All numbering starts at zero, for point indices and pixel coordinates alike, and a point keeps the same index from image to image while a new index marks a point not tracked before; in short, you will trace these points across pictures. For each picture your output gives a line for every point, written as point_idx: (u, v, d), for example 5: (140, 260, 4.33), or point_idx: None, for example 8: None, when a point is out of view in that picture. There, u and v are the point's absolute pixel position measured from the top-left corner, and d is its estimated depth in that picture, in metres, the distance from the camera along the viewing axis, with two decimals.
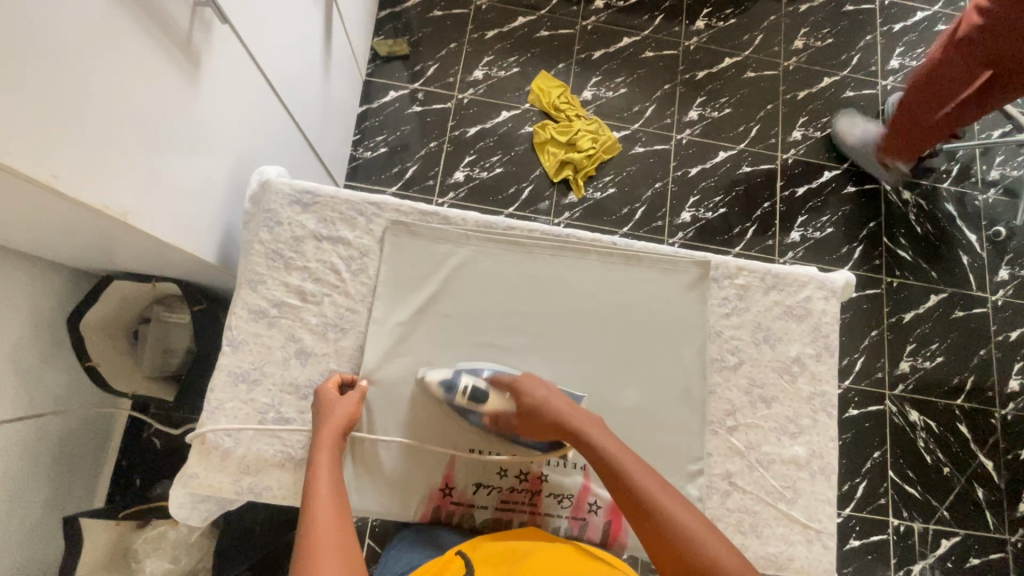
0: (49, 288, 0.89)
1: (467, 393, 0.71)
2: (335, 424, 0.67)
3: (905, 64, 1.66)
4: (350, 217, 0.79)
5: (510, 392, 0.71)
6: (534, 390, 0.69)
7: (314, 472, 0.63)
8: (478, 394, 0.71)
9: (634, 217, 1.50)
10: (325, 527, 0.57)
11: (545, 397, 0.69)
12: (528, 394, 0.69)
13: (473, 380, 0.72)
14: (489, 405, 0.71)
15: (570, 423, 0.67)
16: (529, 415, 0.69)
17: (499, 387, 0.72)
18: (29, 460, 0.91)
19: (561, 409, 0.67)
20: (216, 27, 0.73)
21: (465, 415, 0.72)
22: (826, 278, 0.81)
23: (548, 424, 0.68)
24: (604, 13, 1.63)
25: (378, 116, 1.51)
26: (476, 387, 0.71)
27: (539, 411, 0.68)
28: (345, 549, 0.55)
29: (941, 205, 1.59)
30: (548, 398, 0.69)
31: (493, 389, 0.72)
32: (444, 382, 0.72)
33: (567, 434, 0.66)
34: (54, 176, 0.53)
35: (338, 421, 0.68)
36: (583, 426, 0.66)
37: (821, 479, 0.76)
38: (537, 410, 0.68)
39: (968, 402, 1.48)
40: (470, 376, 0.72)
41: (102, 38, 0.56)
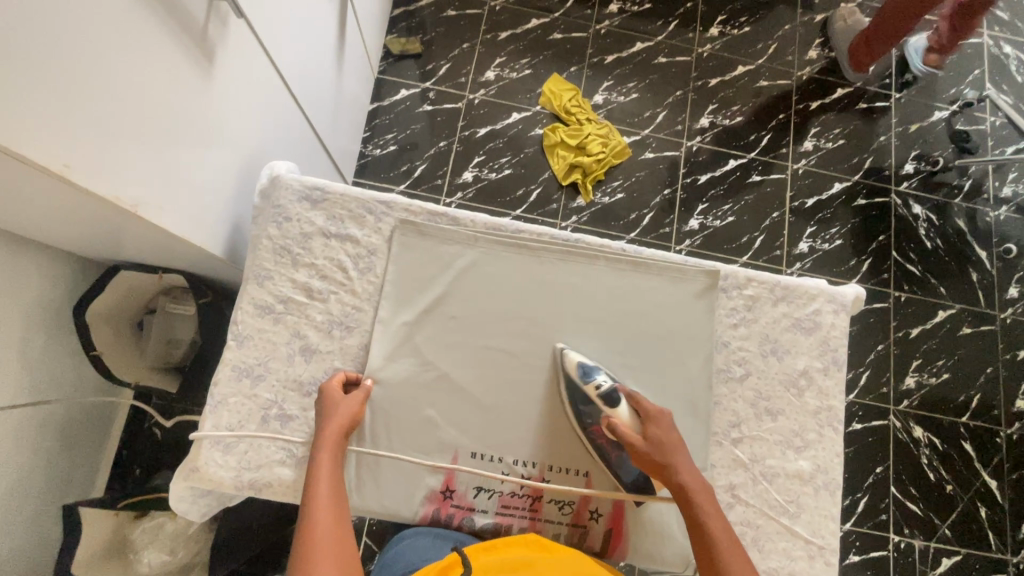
0: (55, 276, 0.89)
1: (603, 392, 0.72)
2: (340, 424, 0.67)
3: (920, 78, 1.65)
4: (359, 215, 0.79)
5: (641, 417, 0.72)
6: (666, 429, 0.70)
7: (314, 471, 0.63)
8: (612, 398, 0.72)
9: (642, 223, 1.49)
10: (324, 527, 0.56)
11: (673, 440, 0.70)
12: (661, 428, 0.70)
13: (610, 383, 0.73)
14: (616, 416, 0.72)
15: (686, 473, 0.67)
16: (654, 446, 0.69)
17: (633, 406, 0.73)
18: (30, 447, 0.91)
19: (682, 462, 0.68)
20: (231, 21, 0.72)
21: (580, 407, 0.74)
22: (836, 291, 0.80)
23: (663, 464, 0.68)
24: (618, 18, 1.62)
25: (389, 114, 1.51)
26: (612, 391, 0.72)
27: (664, 446, 0.69)
28: (342, 553, 0.55)
29: (952, 220, 1.58)
30: (675, 441, 0.70)
31: (626, 403, 0.73)
32: (584, 367, 0.74)
33: (678, 483, 0.66)
34: (67, 166, 0.53)
35: (342, 422, 0.67)
36: (697, 485, 0.67)
37: (826, 495, 0.75)
38: (661, 445, 0.69)
39: (973, 420, 1.47)
40: (607, 378, 0.74)
41: (119, 30, 0.56)
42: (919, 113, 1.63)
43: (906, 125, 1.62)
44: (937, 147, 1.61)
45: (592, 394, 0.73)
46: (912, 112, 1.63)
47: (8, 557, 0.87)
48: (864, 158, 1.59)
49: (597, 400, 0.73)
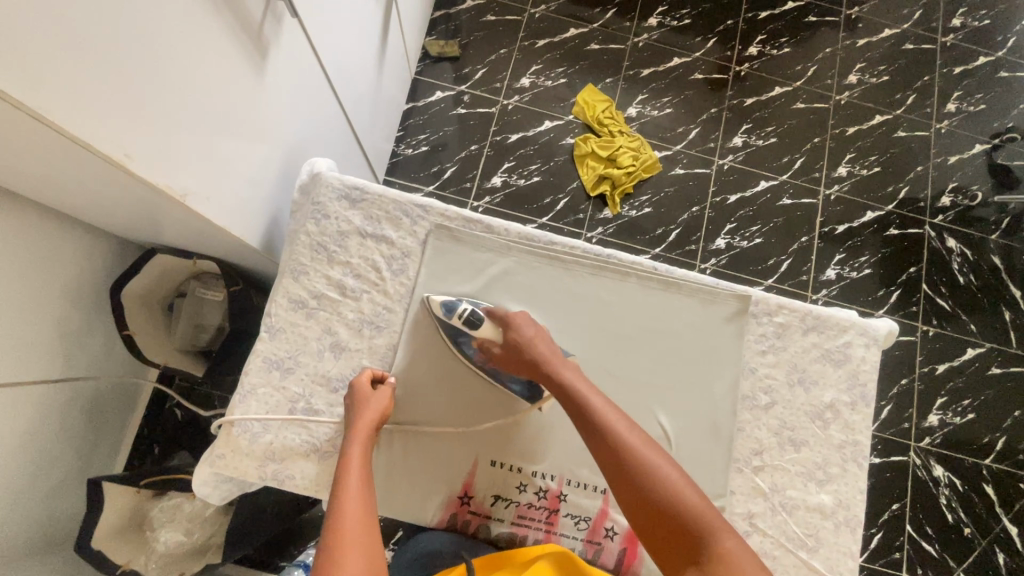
0: (94, 255, 0.92)
1: (466, 316, 0.75)
2: (370, 417, 0.68)
3: (963, 109, 1.62)
4: (396, 217, 0.80)
5: (502, 326, 0.75)
6: (522, 327, 0.73)
7: (346, 462, 0.64)
8: (475, 319, 0.74)
9: (668, 238, 1.49)
10: (351, 519, 0.57)
11: (532, 337, 0.72)
12: (516, 329, 0.73)
13: (473, 307, 0.76)
14: (482, 332, 0.74)
15: (555, 365, 0.69)
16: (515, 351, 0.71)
17: (494, 319, 0.75)
18: (61, 419, 0.94)
19: (543, 350, 0.70)
20: (285, 21, 0.74)
21: (458, 339, 0.75)
22: (869, 325, 0.79)
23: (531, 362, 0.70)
24: (657, 32, 1.62)
25: (423, 115, 1.52)
26: (473, 313, 0.75)
27: (523, 347, 0.71)
28: (371, 545, 0.55)
29: (988, 256, 1.54)
30: (533, 337, 0.72)
31: (487, 319, 0.75)
32: (445, 302, 0.75)
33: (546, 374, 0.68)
34: (127, 156, 0.56)
35: (373, 416, 0.68)
36: (568, 372, 0.68)
37: (846, 532, 0.74)
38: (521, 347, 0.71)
39: (997, 464, 1.43)
40: (469, 303, 0.76)
41: (185, 30, 0.59)
42: (959, 145, 1.60)
43: (945, 156, 1.59)
44: (976, 181, 1.58)
45: (456, 324, 0.75)
46: (952, 143, 1.60)
47: (36, 524, 0.89)
48: (899, 187, 1.57)
49: (462, 327, 0.75)
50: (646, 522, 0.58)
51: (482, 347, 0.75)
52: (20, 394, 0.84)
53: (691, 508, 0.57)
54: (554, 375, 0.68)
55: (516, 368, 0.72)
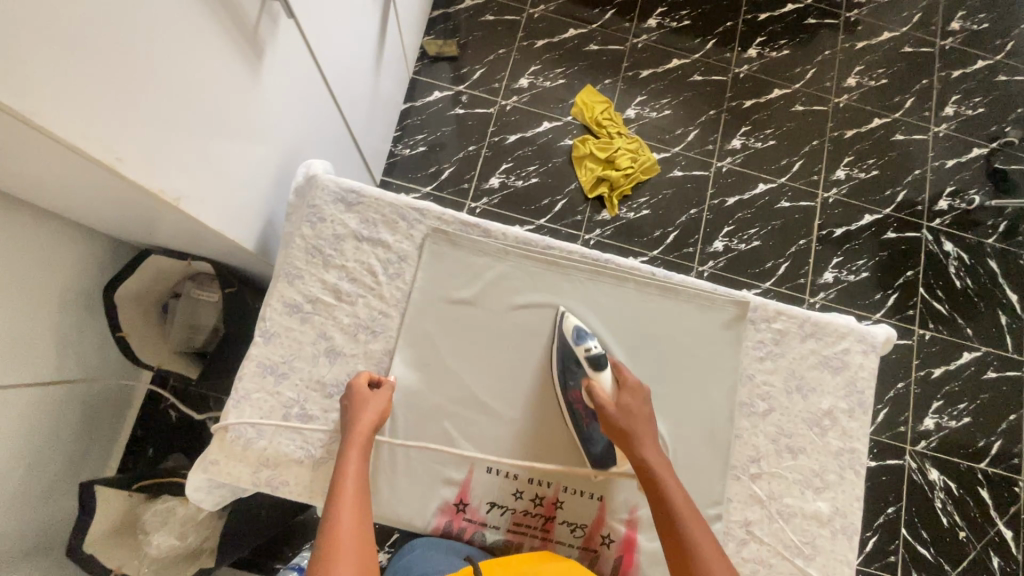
0: (87, 257, 0.91)
1: (592, 355, 0.72)
2: (370, 416, 0.68)
3: (961, 112, 1.62)
4: (392, 221, 0.79)
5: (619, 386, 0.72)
6: (640, 402, 0.71)
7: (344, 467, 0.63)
8: (600, 360, 0.72)
9: (666, 241, 1.48)
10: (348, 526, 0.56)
11: (640, 411, 0.70)
12: (634, 399, 0.70)
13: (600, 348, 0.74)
14: (598, 379, 0.72)
15: (647, 452, 0.67)
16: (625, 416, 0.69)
17: (617, 374, 0.73)
18: (54, 422, 0.93)
19: (645, 431, 0.69)
20: (281, 21, 0.73)
21: (575, 368, 0.74)
22: (867, 331, 0.79)
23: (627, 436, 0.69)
24: (656, 33, 1.61)
25: (420, 115, 1.52)
26: (602, 355, 0.72)
27: (627, 418, 0.69)
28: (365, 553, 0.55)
29: (984, 260, 1.54)
30: (641, 411, 0.70)
31: (610, 370, 0.73)
32: (577, 330, 0.74)
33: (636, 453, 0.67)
34: (119, 159, 0.55)
35: (373, 416, 0.68)
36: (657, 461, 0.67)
37: (842, 539, 0.74)
38: (632, 417, 0.69)
39: (992, 467, 1.43)
40: (599, 342, 0.74)
41: (179, 31, 0.58)
42: (957, 149, 1.60)
43: (943, 160, 1.59)
44: (974, 185, 1.58)
45: (580, 356, 0.73)
46: (950, 147, 1.60)
47: (28, 527, 0.89)
48: (897, 191, 1.57)
49: (585, 361, 0.72)
50: None
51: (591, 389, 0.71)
52: (12, 396, 0.83)
53: None
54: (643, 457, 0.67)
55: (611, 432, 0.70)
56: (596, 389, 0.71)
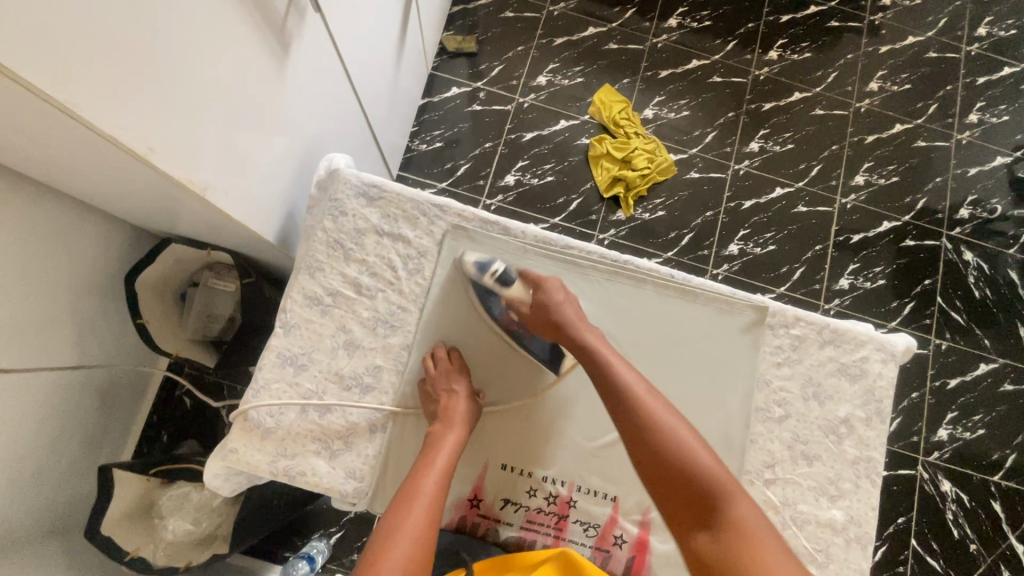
0: (110, 243, 0.93)
1: (498, 276, 0.74)
2: (461, 414, 0.70)
3: (985, 120, 1.59)
4: (413, 217, 0.79)
5: (533, 288, 0.74)
6: (552, 291, 0.73)
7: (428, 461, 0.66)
8: (507, 278, 0.73)
9: (681, 242, 1.48)
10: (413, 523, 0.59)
11: (561, 300, 0.72)
12: (546, 291, 0.72)
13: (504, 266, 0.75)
14: (512, 293, 0.73)
15: (576, 328, 0.70)
16: (542, 310, 0.72)
17: (525, 279, 0.74)
18: (73, 405, 0.94)
19: (570, 313, 0.71)
20: (308, 14, 0.74)
21: (488, 299, 0.76)
22: (887, 340, 0.78)
23: (556, 322, 0.71)
24: (676, 33, 1.60)
25: (438, 110, 1.52)
26: (506, 272, 0.74)
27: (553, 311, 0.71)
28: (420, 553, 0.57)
29: (1004, 270, 1.52)
30: (563, 301, 0.72)
31: (519, 279, 0.74)
32: (478, 263, 0.75)
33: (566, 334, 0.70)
34: (150, 149, 0.56)
35: (464, 415, 0.70)
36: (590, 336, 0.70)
37: (857, 548, 0.73)
38: (549, 307, 0.71)
39: (1006, 480, 1.41)
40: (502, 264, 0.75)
41: (209, 19, 0.58)
42: (980, 156, 1.58)
43: (965, 168, 1.57)
44: (996, 194, 1.56)
45: (489, 283, 0.74)
46: (973, 155, 1.58)
47: (48, 507, 0.91)
48: (917, 198, 1.54)
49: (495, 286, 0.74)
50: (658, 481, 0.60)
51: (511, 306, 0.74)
52: (31, 380, 0.84)
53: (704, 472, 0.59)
54: (575, 336, 0.69)
55: (541, 329, 0.72)
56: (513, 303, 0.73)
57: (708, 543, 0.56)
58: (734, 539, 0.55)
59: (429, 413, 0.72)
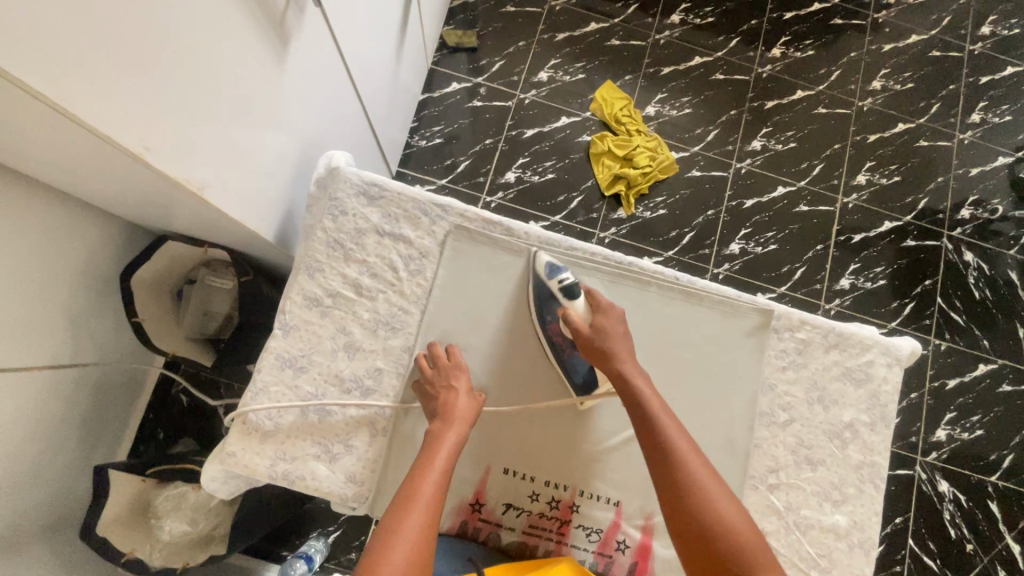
0: (105, 240, 0.91)
1: (564, 286, 0.74)
2: (463, 411, 0.69)
3: (987, 120, 1.59)
4: (414, 216, 0.78)
5: (594, 310, 0.73)
6: (613, 323, 0.72)
7: (429, 459, 0.64)
8: (572, 291, 0.74)
9: (682, 241, 1.47)
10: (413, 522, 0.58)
11: (618, 334, 0.71)
12: (604, 322, 0.72)
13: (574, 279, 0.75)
14: (573, 306, 0.73)
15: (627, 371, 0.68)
16: (597, 342, 0.70)
17: (589, 299, 0.74)
18: (67, 404, 0.93)
19: (623, 355, 0.70)
20: (308, 9, 0.72)
21: (550, 302, 0.75)
22: (892, 344, 0.78)
23: (608, 359, 0.69)
24: (679, 29, 1.59)
25: (438, 106, 1.50)
26: (573, 285, 0.74)
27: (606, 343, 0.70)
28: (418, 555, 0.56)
29: (1004, 271, 1.52)
30: (617, 336, 0.71)
31: (585, 297, 0.74)
32: (550, 265, 0.75)
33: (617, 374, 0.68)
34: (147, 149, 0.55)
35: (464, 413, 0.69)
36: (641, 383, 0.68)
37: (859, 554, 0.73)
38: (606, 342, 0.70)
39: (1003, 481, 1.42)
40: (571, 274, 0.75)
41: (210, 16, 0.57)
42: (981, 157, 1.57)
43: (967, 168, 1.57)
44: (997, 195, 1.55)
45: (554, 289, 0.74)
46: (975, 155, 1.57)
47: (41, 508, 0.89)
48: (918, 198, 1.54)
49: (558, 293, 0.74)
50: (693, 545, 0.59)
51: (566, 318, 0.73)
52: (23, 379, 0.82)
53: (741, 544, 0.58)
54: (626, 379, 0.68)
55: (592, 359, 0.71)
56: (570, 316, 0.72)
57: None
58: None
59: (428, 411, 0.70)
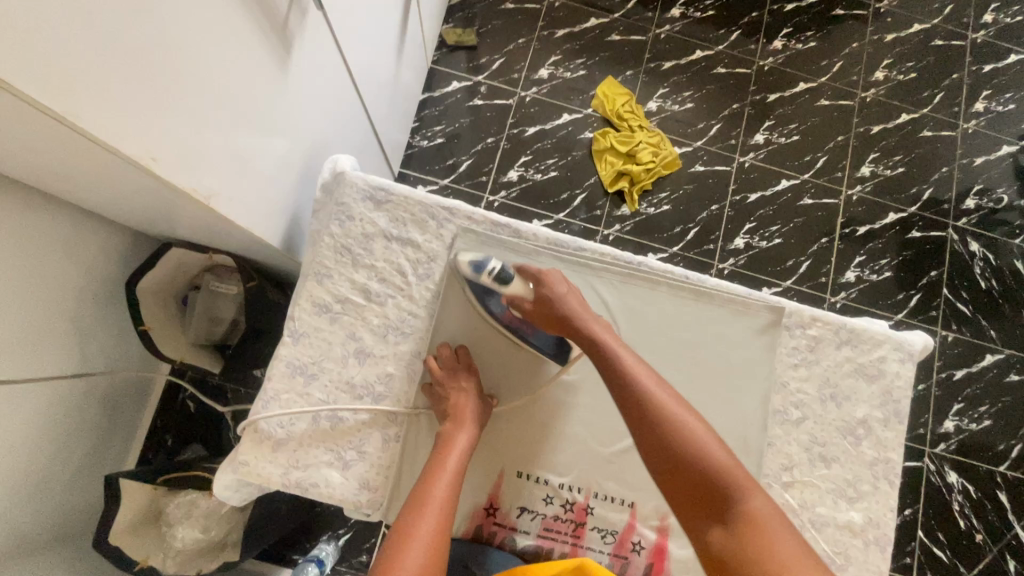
0: (110, 250, 0.90)
1: (496, 274, 0.72)
2: (472, 412, 0.69)
3: (991, 109, 1.58)
4: (422, 220, 0.78)
5: (534, 283, 0.72)
6: (555, 283, 0.71)
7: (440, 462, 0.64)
8: (505, 276, 0.72)
9: (686, 237, 1.46)
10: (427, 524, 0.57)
11: (564, 293, 0.71)
12: (548, 285, 0.71)
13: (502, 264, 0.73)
14: (512, 289, 0.72)
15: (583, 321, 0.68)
16: (546, 304, 0.70)
17: (524, 275, 0.73)
18: (76, 414, 0.93)
19: (575, 306, 0.70)
20: (310, 13, 0.72)
21: (487, 297, 0.75)
22: (904, 339, 0.77)
23: (560, 315, 0.69)
24: (679, 23, 1.57)
25: (439, 105, 1.49)
26: (503, 270, 0.72)
27: (558, 304, 0.69)
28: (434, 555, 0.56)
29: (1010, 261, 1.51)
30: (566, 295, 0.71)
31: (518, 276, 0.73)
32: (473, 262, 0.73)
33: (572, 326, 0.68)
34: (153, 159, 0.54)
35: (475, 414, 0.69)
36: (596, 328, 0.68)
37: (875, 550, 0.73)
38: (554, 301, 0.70)
39: (1011, 471, 1.42)
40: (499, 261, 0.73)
41: (213, 22, 0.56)
42: (986, 146, 1.56)
43: (971, 157, 1.56)
44: (1002, 184, 1.55)
45: (487, 282, 0.72)
46: (979, 143, 1.56)
47: (53, 519, 0.89)
48: (923, 189, 1.53)
49: (493, 284, 0.72)
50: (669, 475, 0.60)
51: (512, 303, 0.73)
52: (32, 390, 0.82)
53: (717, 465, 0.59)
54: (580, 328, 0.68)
55: (544, 321, 0.71)
56: (514, 299, 0.72)
57: (723, 534, 0.55)
58: (749, 534, 0.54)
59: (438, 414, 0.71)
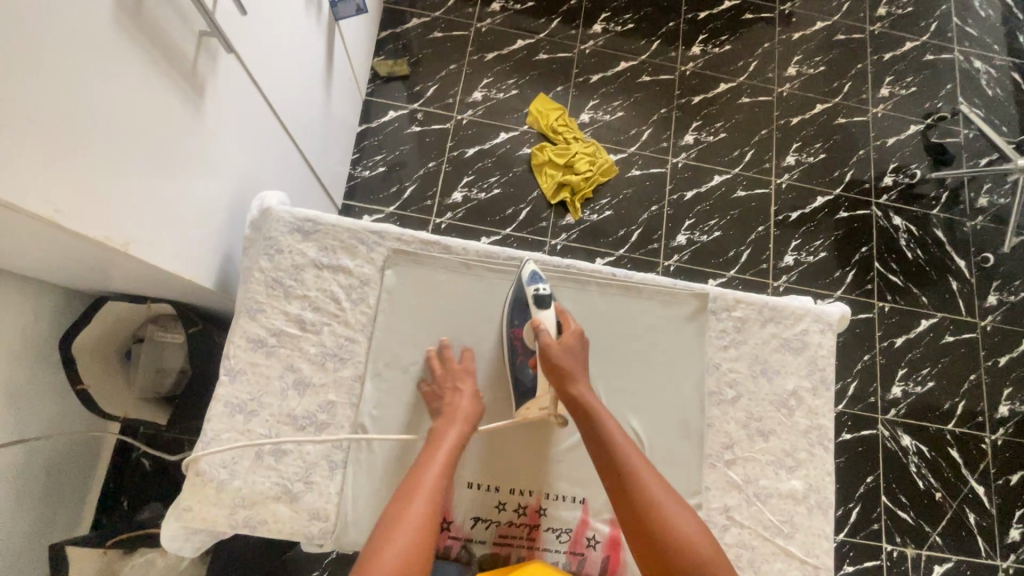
0: (42, 309, 0.88)
1: (539, 295, 0.73)
2: (464, 411, 0.71)
3: (895, 93, 1.70)
4: (351, 246, 0.79)
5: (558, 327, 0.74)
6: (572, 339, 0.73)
7: (429, 458, 0.66)
8: (544, 301, 0.73)
9: (631, 239, 1.51)
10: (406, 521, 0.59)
11: (574, 351, 0.72)
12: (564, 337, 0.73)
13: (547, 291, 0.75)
14: (542, 317, 0.73)
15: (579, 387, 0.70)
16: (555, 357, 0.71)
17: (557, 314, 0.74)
18: (14, 486, 0.89)
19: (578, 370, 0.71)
20: (220, 57, 0.74)
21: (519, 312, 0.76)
22: (822, 310, 0.82)
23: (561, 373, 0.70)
24: (602, 37, 1.65)
25: (377, 135, 1.52)
26: (546, 296, 0.74)
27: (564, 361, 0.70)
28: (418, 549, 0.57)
29: (931, 230, 1.62)
30: (573, 354, 0.72)
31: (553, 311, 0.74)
32: (531, 274, 0.76)
33: (568, 387, 0.69)
34: (59, 211, 0.53)
35: (468, 412, 0.71)
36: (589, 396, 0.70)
37: (819, 514, 0.76)
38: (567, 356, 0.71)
39: (959, 428, 1.49)
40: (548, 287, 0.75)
41: (115, 75, 0.57)
42: (895, 127, 1.68)
43: (883, 139, 1.67)
44: (914, 160, 1.66)
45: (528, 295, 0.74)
46: (889, 126, 1.68)
47: None
48: (844, 171, 1.63)
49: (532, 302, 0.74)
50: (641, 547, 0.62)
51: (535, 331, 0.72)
52: None
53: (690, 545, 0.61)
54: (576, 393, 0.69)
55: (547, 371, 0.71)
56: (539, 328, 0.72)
57: None
58: None
59: (434, 411, 0.73)
